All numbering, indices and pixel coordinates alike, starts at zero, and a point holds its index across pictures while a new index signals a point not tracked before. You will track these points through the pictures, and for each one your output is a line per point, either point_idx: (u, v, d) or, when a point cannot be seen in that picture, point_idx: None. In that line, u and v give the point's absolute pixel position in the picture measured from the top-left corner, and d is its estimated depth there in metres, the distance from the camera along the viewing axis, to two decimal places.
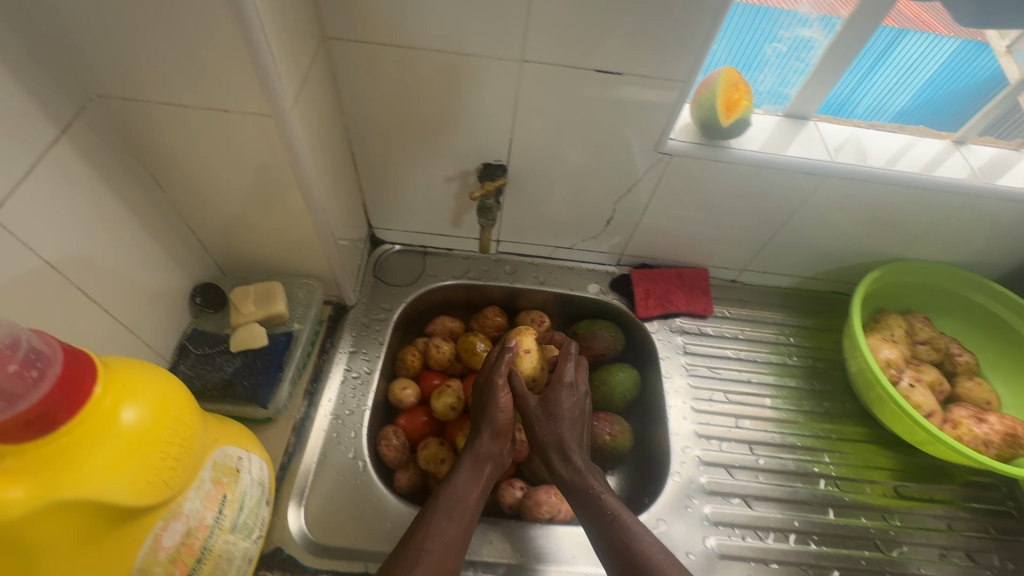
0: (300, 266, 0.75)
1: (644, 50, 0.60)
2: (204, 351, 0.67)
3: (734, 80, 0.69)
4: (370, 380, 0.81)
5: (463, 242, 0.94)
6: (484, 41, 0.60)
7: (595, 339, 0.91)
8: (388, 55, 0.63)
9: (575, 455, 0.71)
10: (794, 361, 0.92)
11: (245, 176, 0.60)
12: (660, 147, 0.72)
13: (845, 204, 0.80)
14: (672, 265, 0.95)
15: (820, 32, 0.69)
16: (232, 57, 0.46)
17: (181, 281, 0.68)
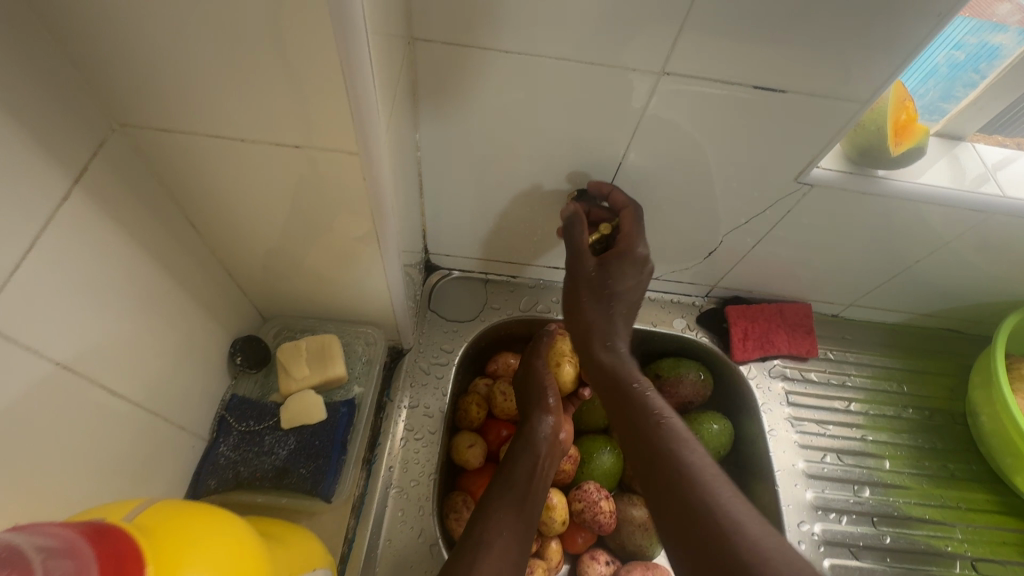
0: (357, 311, 0.62)
1: (804, 56, 0.49)
2: (248, 427, 0.54)
3: (904, 96, 0.58)
4: (434, 442, 0.69)
5: (532, 270, 0.81)
6: (622, 40, 0.50)
7: (682, 382, 0.78)
8: (486, 57, 0.52)
9: (621, 343, 0.61)
10: (911, 414, 0.81)
11: (306, 216, 0.48)
12: (801, 178, 0.62)
13: (998, 241, 0.68)
14: (770, 298, 0.83)
15: (1013, 38, 0.57)
16: (318, 70, 0.34)
17: (219, 338, 0.56)
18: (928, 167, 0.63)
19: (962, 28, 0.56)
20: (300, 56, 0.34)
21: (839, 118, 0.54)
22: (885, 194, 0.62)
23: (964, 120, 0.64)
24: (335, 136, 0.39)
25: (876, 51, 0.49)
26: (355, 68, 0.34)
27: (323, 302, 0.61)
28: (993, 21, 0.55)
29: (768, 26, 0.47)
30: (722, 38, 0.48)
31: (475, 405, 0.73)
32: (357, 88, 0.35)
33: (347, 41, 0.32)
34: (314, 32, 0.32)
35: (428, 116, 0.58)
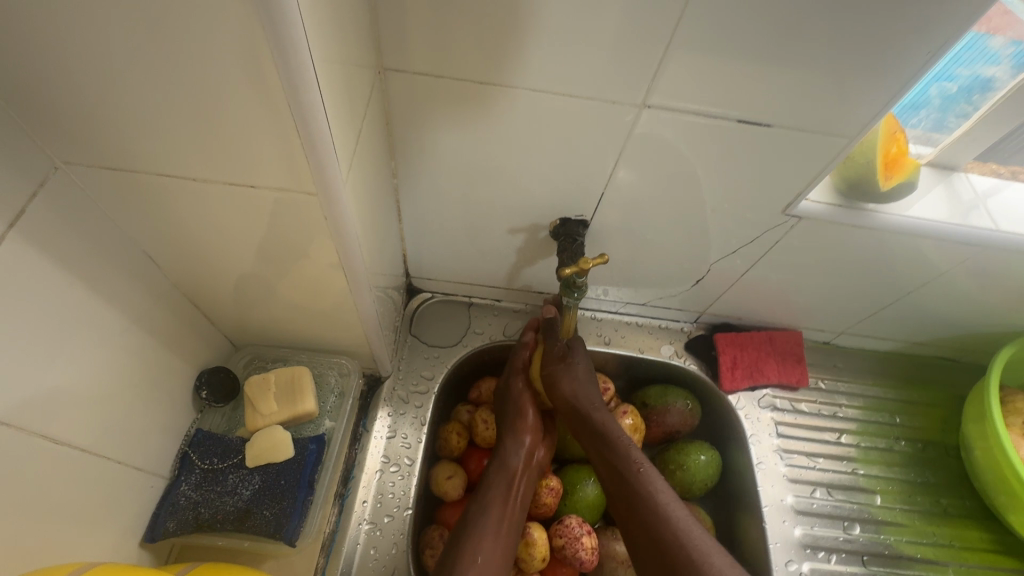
0: (329, 340, 0.61)
1: (771, 90, 0.49)
2: (211, 464, 0.53)
3: (892, 128, 0.58)
4: (411, 474, 0.66)
5: (517, 294, 0.79)
6: (598, 72, 0.49)
7: (670, 411, 0.76)
8: (454, 89, 0.51)
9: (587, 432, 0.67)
10: (903, 447, 0.79)
11: (271, 249, 0.47)
12: (789, 211, 0.61)
13: (992, 271, 0.66)
14: (759, 325, 0.81)
15: (1008, 71, 0.55)
16: (266, 107, 0.33)
17: (182, 370, 0.55)
18: (919, 200, 0.62)
19: (953, 61, 0.54)
20: (247, 93, 0.33)
21: (827, 153, 0.54)
22: (874, 228, 0.61)
23: (956, 151, 0.63)
24: (290, 173, 0.38)
25: (856, 87, 0.48)
26: (305, 107, 0.33)
27: (294, 331, 0.59)
28: (985, 54, 0.54)
29: (742, 60, 0.47)
30: (697, 71, 0.48)
31: (455, 434, 0.70)
32: (308, 127, 0.34)
33: (293, 78, 0.31)
34: (260, 70, 0.31)
35: (403, 145, 0.57)
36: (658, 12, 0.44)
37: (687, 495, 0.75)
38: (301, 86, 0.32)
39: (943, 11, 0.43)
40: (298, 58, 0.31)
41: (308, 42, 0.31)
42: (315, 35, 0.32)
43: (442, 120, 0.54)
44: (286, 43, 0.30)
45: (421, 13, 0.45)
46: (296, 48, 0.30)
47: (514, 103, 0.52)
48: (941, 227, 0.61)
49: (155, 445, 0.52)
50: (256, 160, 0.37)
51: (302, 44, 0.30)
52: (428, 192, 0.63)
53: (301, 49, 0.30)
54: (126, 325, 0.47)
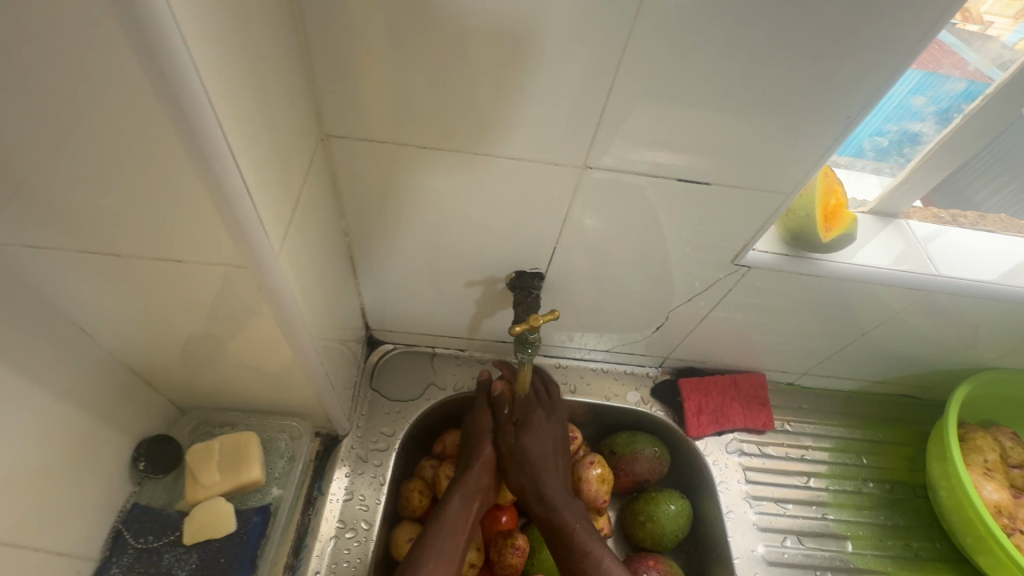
0: (280, 401, 0.59)
1: (705, 143, 0.51)
2: (146, 542, 0.51)
3: (829, 181, 0.60)
4: (368, 538, 0.63)
5: (479, 343, 0.78)
6: (539, 135, 0.51)
7: (637, 459, 0.75)
8: (402, 150, 0.52)
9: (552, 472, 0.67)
10: (872, 489, 0.78)
11: (210, 314, 0.46)
12: (739, 261, 0.63)
13: (941, 311, 0.68)
14: (722, 368, 0.82)
15: (933, 127, 0.58)
16: (188, 185, 0.34)
17: (118, 442, 0.53)
18: (861, 246, 0.65)
19: (882, 118, 0.58)
20: (169, 174, 0.34)
21: (765, 205, 0.57)
22: (822, 274, 0.63)
23: (895, 198, 0.65)
24: (218, 246, 0.38)
25: (779, 146, 0.51)
26: (224, 182, 0.34)
27: (243, 393, 0.57)
28: (911, 112, 0.57)
29: (671, 122, 0.50)
30: (633, 132, 0.51)
31: (418, 492, 0.69)
32: (226, 200, 0.35)
33: (207, 158, 0.33)
34: (180, 152, 0.32)
35: (353, 204, 0.57)
36: (591, 79, 0.47)
37: (659, 547, 0.73)
38: (218, 164, 0.33)
39: (849, 81, 0.46)
40: (211, 141, 0.32)
41: (219, 124, 0.32)
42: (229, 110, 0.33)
43: (390, 177, 0.55)
44: (196, 126, 0.31)
45: (363, 83, 0.47)
46: (205, 129, 0.31)
47: (462, 161, 0.53)
48: (881, 274, 0.63)
49: (87, 524, 0.49)
50: (186, 229, 0.37)
51: (213, 126, 0.32)
52: (382, 247, 0.63)
53: (213, 131, 0.32)
54: (52, 399, 0.45)
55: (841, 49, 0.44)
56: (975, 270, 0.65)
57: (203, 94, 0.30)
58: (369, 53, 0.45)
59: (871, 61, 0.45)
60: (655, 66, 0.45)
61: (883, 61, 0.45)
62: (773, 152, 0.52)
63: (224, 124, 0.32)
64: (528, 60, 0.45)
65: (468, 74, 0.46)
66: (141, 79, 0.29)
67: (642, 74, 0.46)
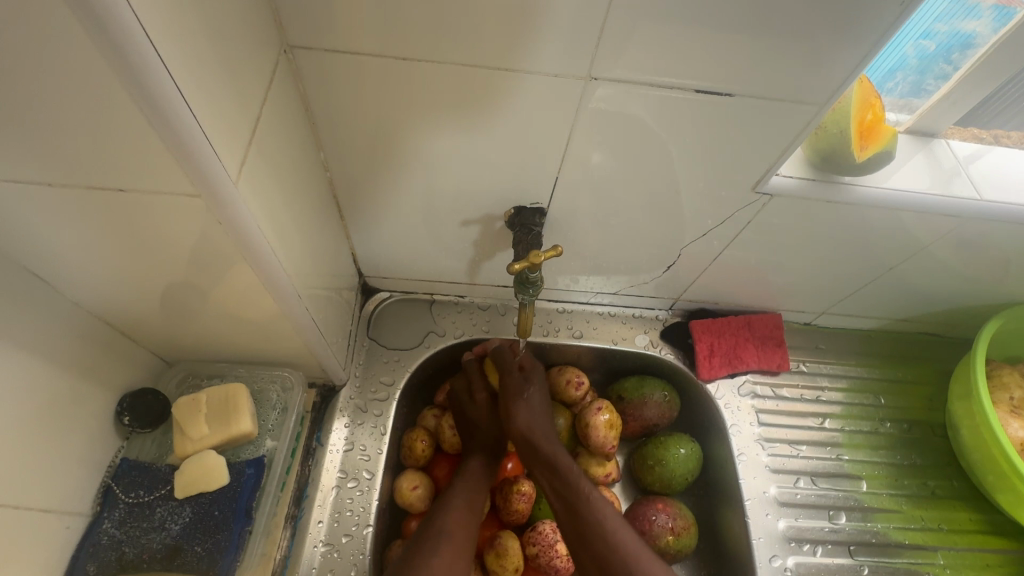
0: (269, 352, 0.56)
1: (727, 50, 0.44)
2: (137, 497, 0.50)
3: (867, 94, 0.53)
4: (371, 488, 0.62)
5: (479, 289, 0.74)
6: (535, 46, 0.44)
7: (646, 404, 0.72)
8: (380, 67, 0.46)
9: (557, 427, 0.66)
10: (889, 429, 0.76)
11: (176, 259, 0.42)
12: (760, 187, 0.57)
13: (978, 242, 0.63)
14: (736, 309, 0.78)
15: (988, 27, 0.51)
16: (114, 96, 0.29)
17: (100, 398, 0.50)
18: (895, 170, 0.59)
19: (930, 16, 0.50)
20: (90, 83, 0.28)
21: (794, 125, 0.50)
22: (851, 202, 0.57)
23: (936, 116, 0.59)
24: (166, 175, 0.34)
25: (817, 50, 0.44)
26: (154, 89, 0.29)
27: (228, 344, 0.54)
28: (964, 8, 0.50)
29: (690, 27, 0.43)
30: (644, 41, 0.44)
31: (420, 442, 0.67)
32: (160, 113, 0.30)
33: (126, 59, 0.27)
34: (96, 53, 0.27)
35: (332, 135, 0.52)
36: None
37: (668, 490, 0.72)
38: (143, 67, 0.28)
39: None
40: (126, 31, 0.26)
41: (135, 13, 0.26)
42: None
43: (370, 102, 0.49)
44: (104, 14, 0.25)
45: None
46: (117, 19, 0.26)
47: (450, 81, 0.47)
48: (916, 201, 0.57)
49: (72, 480, 0.47)
50: (127, 156, 0.32)
51: (127, 14, 0.26)
52: (367, 184, 0.57)
53: (127, 21, 0.26)
54: (17, 355, 0.42)
55: None
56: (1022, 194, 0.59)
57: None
58: None
59: None
60: None
61: None
62: (807, 57, 0.44)
63: (143, 13, 0.27)
64: None
65: None
66: None
67: None
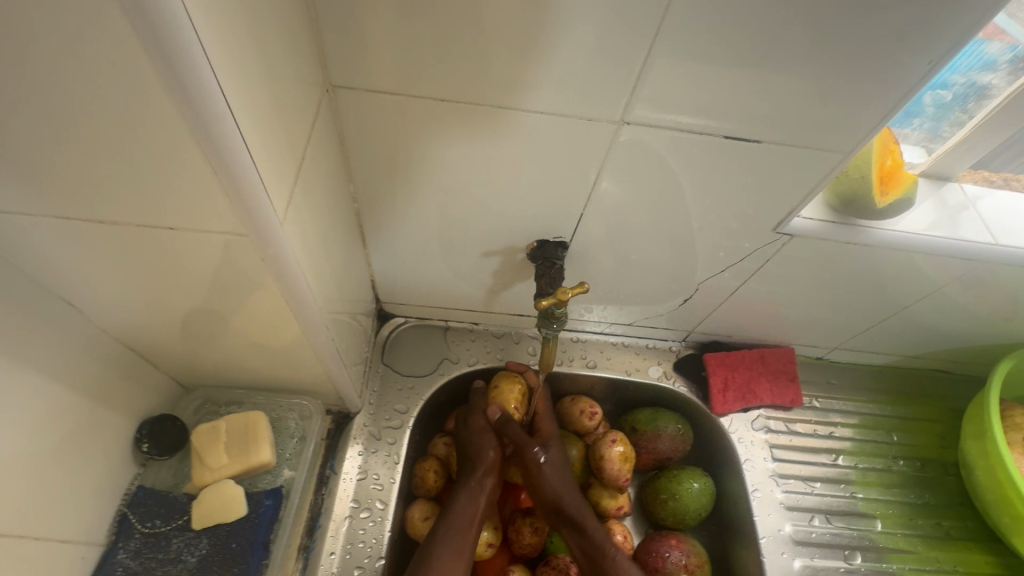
0: (290, 380, 0.56)
1: (754, 98, 0.46)
2: (153, 527, 0.49)
3: (885, 140, 0.55)
4: (385, 518, 0.61)
5: (495, 317, 0.74)
6: (567, 91, 0.46)
7: (660, 437, 0.72)
8: (414, 106, 0.47)
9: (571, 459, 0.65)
10: (902, 467, 0.76)
11: (210, 290, 0.42)
12: (780, 229, 0.58)
13: (992, 285, 0.63)
14: (749, 343, 0.78)
15: (1004, 79, 0.52)
16: (174, 137, 0.29)
17: (120, 425, 0.50)
18: (911, 214, 0.60)
19: (951, 70, 0.52)
20: (153, 127, 0.29)
21: (818, 170, 0.51)
22: (868, 244, 0.58)
23: (951, 161, 0.60)
24: (214, 211, 0.34)
25: (841, 101, 0.45)
26: (216, 135, 0.29)
27: (249, 371, 0.54)
28: (983, 61, 0.51)
29: (721, 76, 0.44)
30: (673, 89, 0.45)
31: (433, 472, 0.67)
32: (217, 155, 0.30)
33: (194, 104, 0.28)
34: (164, 97, 0.27)
35: (361, 166, 0.53)
36: (632, 23, 0.41)
37: (681, 525, 0.71)
38: (206, 113, 0.28)
39: (934, 25, 0.40)
40: (200, 84, 0.27)
41: (210, 65, 0.27)
42: (218, 52, 0.28)
43: (402, 138, 0.50)
44: (180, 65, 0.26)
45: (372, 27, 0.42)
46: (193, 72, 0.26)
47: (483, 121, 0.48)
48: (931, 245, 0.58)
49: (90, 509, 0.47)
50: (179, 195, 0.33)
51: (203, 67, 0.27)
52: (392, 214, 0.58)
53: (202, 72, 0.27)
54: (45, 383, 0.42)
55: None
56: None
57: (189, 24, 0.25)
58: None
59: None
60: (708, 10, 0.40)
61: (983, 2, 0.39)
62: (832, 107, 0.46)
63: (216, 63, 0.27)
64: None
65: (494, 17, 0.41)
66: (109, 9, 0.24)
67: (692, 19, 0.40)
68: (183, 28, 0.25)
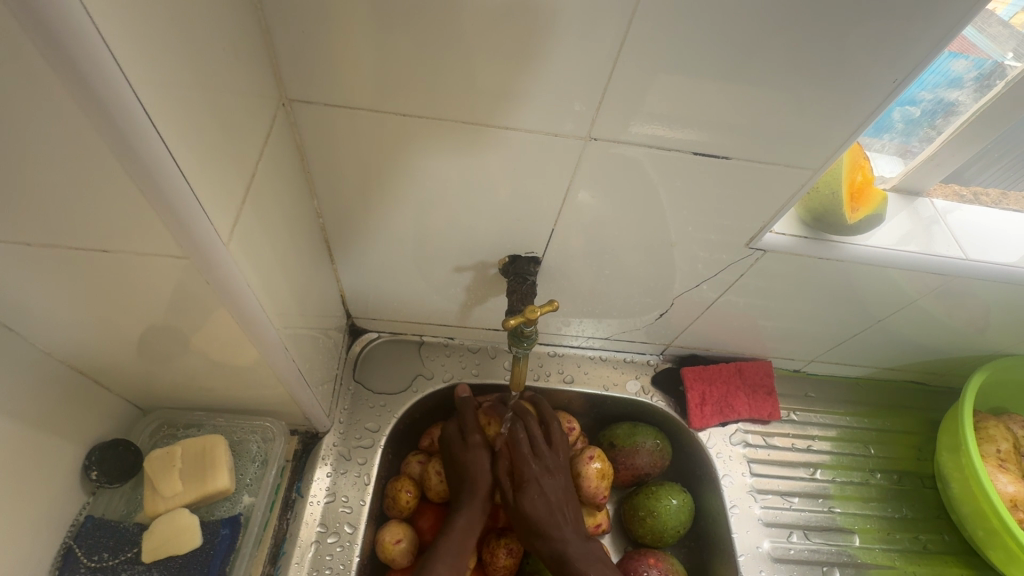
0: (252, 401, 0.54)
1: (722, 113, 0.45)
2: (100, 560, 0.47)
3: (855, 156, 0.55)
4: (354, 543, 0.59)
5: (469, 332, 0.72)
6: (534, 106, 0.45)
7: (638, 452, 0.71)
8: (377, 120, 0.46)
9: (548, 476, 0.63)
10: (879, 480, 0.76)
11: (160, 312, 0.40)
12: (753, 244, 0.58)
13: (964, 298, 0.64)
14: (727, 356, 0.78)
15: (970, 96, 0.53)
16: (104, 158, 0.28)
17: (68, 453, 0.48)
18: (882, 229, 0.60)
19: (918, 87, 0.52)
20: (81, 149, 0.27)
21: (788, 186, 0.51)
22: (840, 260, 0.58)
23: (919, 175, 0.60)
24: (155, 232, 0.32)
25: (807, 117, 0.45)
26: (146, 154, 0.28)
27: (208, 392, 0.52)
28: (949, 79, 0.52)
29: (687, 91, 0.44)
30: (640, 105, 0.45)
31: (405, 492, 0.65)
32: (147, 174, 0.29)
33: (116, 124, 0.26)
34: (87, 117, 0.26)
35: (325, 181, 0.51)
36: (595, 38, 0.40)
37: (659, 543, 0.70)
38: (130, 131, 0.27)
39: (895, 43, 0.40)
40: (119, 101, 0.25)
41: (125, 80, 0.25)
42: (137, 66, 0.26)
43: (366, 152, 0.48)
44: (98, 82, 0.25)
45: (330, 39, 0.40)
46: (111, 88, 0.25)
47: (449, 135, 0.47)
48: (902, 260, 0.59)
49: (34, 543, 0.45)
50: (116, 217, 0.31)
51: (118, 82, 0.25)
52: (360, 229, 0.57)
53: (121, 88, 0.25)
54: None
55: (886, 4, 0.38)
56: (1004, 253, 0.60)
57: (100, 38, 0.24)
58: (337, 4, 0.38)
59: (925, 16, 0.39)
60: (671, 25, 0.39)
61: (941, 21, 0.39)
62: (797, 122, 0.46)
63: (137, 79, 0.26)
64: (523, 13, 0.39)
65: (454, 30, 0.40)
66: (18, 24, 0.22)
67: (656, 35, 0.40)
68: (90, 41, 0.23)
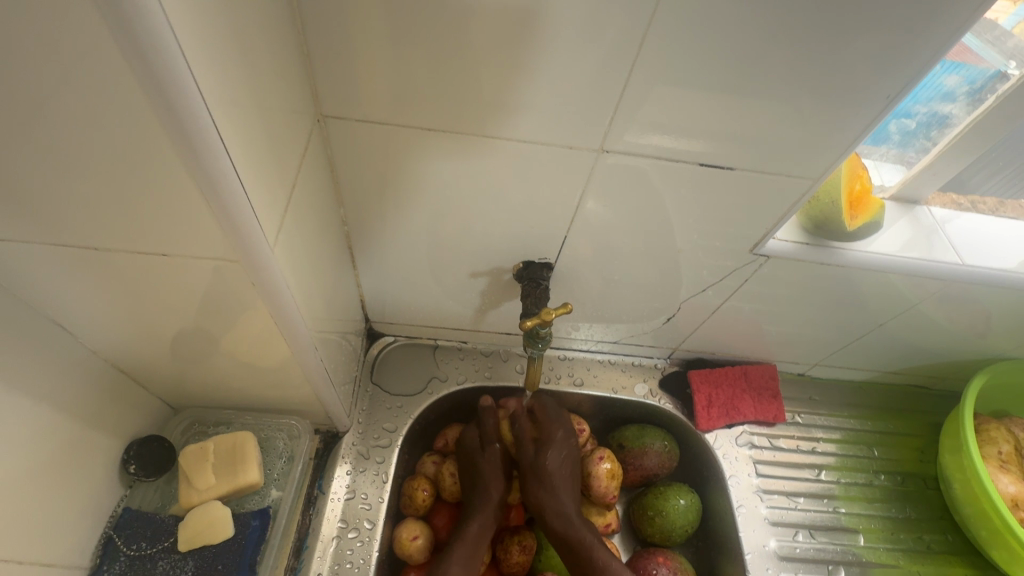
0: (278, 400, 0.57)
1: (727, 126, 0.48)
2: (139, 549, 0.50)
3: (853, 167, 0.58)
4: (373, 538, 0.61)
5: (483, 335, 0.75)
6: (549, 119, 0.48)
7: (647, 453, 0.73)
8: (403, 133, 0.49)
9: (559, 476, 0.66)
10: (883, 482, 0.77)
11: (201, 313, 0.43)
12: (757, 250, 0.60)
13: (962, 302, 0.66)
14: (732, 360, 0.80)
15: (964, 110, 0.56)
16: (171, 169, 0.31)
17: (108, 447, 0.50)
18: (882, 235, 0.62)
19: (912, 99, 0.55)
20: (149, 160, 0.30)
21: (790, 194, 0.54)
22: (841, 265, 0.60)
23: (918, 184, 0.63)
24: (208, 237, 0.35)
25: (808, 128, 0.48)
26: (211, 166, 0.31)
27: (238, 391, 0.55)
28: (942, 93, 0.55)
29: (694, 105, 0.46)
30: (650, 118, 0.48)
31: (421, 491, 0.67)
32: (210, 184, 0.32)
33: (187, 139, 0.29)
34: (161, 133, 0.29)
35: (350, 190, 0.54)
36: (610, 56, 0.43)
37: (668, 542, 0.72)
38: (200, 146, 0.30)
39: (890, 59, 0.43)
40: (194, 119, 0.29)
41: (204, 101, 0.29)
42: (210, 88, 0.29)
43: (391, 163, 0.51)
44: (176, 103, 0.28)
45: (362, 59, 0.44)
46: (188, 107, 0.28)
47: (469, 147, 0.50)
48: (901, 265, 0.61)
49: (76, 531, 0.47)
50: (173, 223, 0.34)
51: (197, 103, 0.28)
52: (381, 236, 0.60)
53: (192, 107, 0.28)
54: (36, 404, 0.42)
55: (881, 25, 0.41)
56: (1000, 258, 0.62)
57: (181, 64, 0.27)
58: (371, 26, 0.42)
59: (918, 36, 0.41)
60: (679, 45, 0.42)
61: (933, 40, 0.42)
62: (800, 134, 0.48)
63: (206, 98, 0.29)
64: (543, 34, 0.42)
65: (478, 50, 0.43)
66: (112, 51, 0.26)
67: (666, 53, 0.43)
68: (177, 68, 0.27)
